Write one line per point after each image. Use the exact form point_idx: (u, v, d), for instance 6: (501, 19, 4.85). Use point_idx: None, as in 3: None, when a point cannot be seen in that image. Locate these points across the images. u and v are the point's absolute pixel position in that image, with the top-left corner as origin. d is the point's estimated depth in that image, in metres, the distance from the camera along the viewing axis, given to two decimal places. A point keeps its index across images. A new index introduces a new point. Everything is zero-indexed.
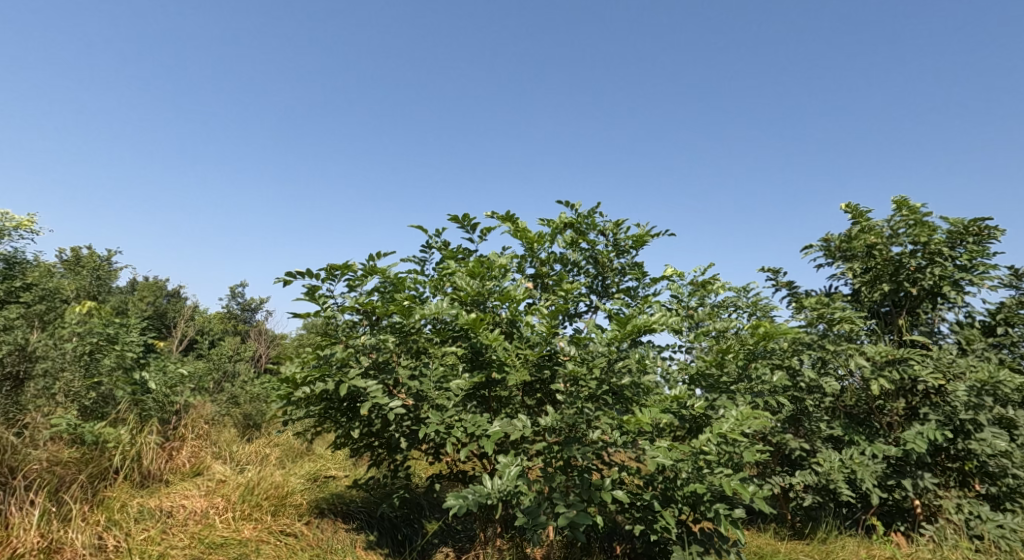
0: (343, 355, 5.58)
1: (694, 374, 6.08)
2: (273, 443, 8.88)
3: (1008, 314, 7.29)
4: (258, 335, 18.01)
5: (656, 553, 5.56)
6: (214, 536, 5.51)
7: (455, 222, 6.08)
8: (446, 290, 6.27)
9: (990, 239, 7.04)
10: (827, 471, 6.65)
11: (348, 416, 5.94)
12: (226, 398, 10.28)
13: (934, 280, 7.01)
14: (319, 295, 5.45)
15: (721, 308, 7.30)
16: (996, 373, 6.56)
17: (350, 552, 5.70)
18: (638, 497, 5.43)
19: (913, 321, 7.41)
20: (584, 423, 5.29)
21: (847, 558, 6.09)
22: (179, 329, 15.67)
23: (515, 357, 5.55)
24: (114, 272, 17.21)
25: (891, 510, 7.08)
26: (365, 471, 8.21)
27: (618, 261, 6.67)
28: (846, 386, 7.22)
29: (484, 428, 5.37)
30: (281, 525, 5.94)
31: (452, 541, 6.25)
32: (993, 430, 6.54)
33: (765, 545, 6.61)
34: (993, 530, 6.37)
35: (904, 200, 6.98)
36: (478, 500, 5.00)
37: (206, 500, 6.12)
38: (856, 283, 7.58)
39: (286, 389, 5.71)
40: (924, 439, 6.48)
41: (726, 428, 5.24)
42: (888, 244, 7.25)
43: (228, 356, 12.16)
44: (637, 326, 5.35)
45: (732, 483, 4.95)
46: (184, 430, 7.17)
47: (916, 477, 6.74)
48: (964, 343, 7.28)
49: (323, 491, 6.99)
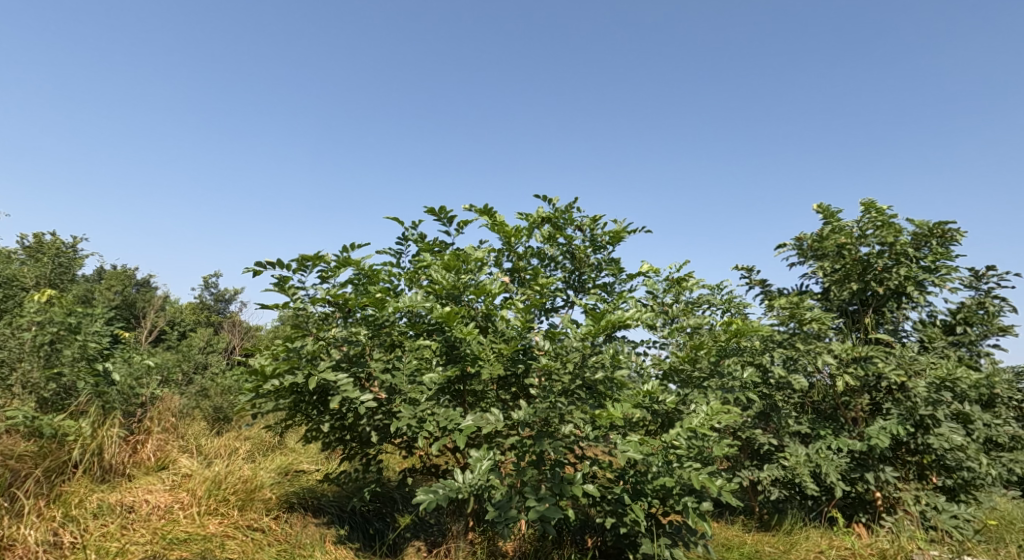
0: (314, 348, 5.55)
1: (666, 369, 6.14)
2: (244, 436, 8.77)
3: (968, 314, 7.48)
4: (231, 327, 17.71)
5: (624, 546, 5.59)
6: (177, 532, 5.42)
7: (431, 215, 6.04)
8: (421, 283, 6.23)
9: (953, 241, 7.25)
10: (794, 465, 6.76)
11: (318, 409, 5.87)
12: (195, 391, 10.10)
13: (900, 280, 7.16)
14: (289, 285, 5.36)
15: (696, 305, 7.37)
16: (954, 370, 6.73)
17: (319, 547, 5.63)
18: (608, 490, 5.45)
19: (878, 320, 7.57)
20: (556, 418, 5.27)
21: (809, 550, 6.20)
22: (147, 319, 15.29)
23: (490, 351, 5.58)
24: (78, 260, 16.70)
25: (853, 502, 7.22)
26: (339, 465, 8.15)
27: (595, 256, 6.69)
28: (814, 382, 7.36)
29: (457, 421, 5.37)
30: (248, 520, 5.87)
31: (425, 535, 6.19)
32: (950, 425, 6.69)
33: (733, 537, 6.71)
34: (948, 521, 6.62)
35: (872, 201, 7.11)
36: (448, 494, 5.00)
37: (170, 494, 6.01)
38: (826, 282, 7.72)
39: (254, 381, 5.58)
40: (888, 435, 6.59)
41: (696, 423, 5.31)
42: (857, 244, 7.37)
43: (199, 347, 11.92)
44: (612, 321, 5.37)
45: (701, 478, 5.01)
46: (149, 423, 6.99)
47: (878, 470, 6.88)
48: (925, 342, 7.46)
49: (294, 485, 6.91)
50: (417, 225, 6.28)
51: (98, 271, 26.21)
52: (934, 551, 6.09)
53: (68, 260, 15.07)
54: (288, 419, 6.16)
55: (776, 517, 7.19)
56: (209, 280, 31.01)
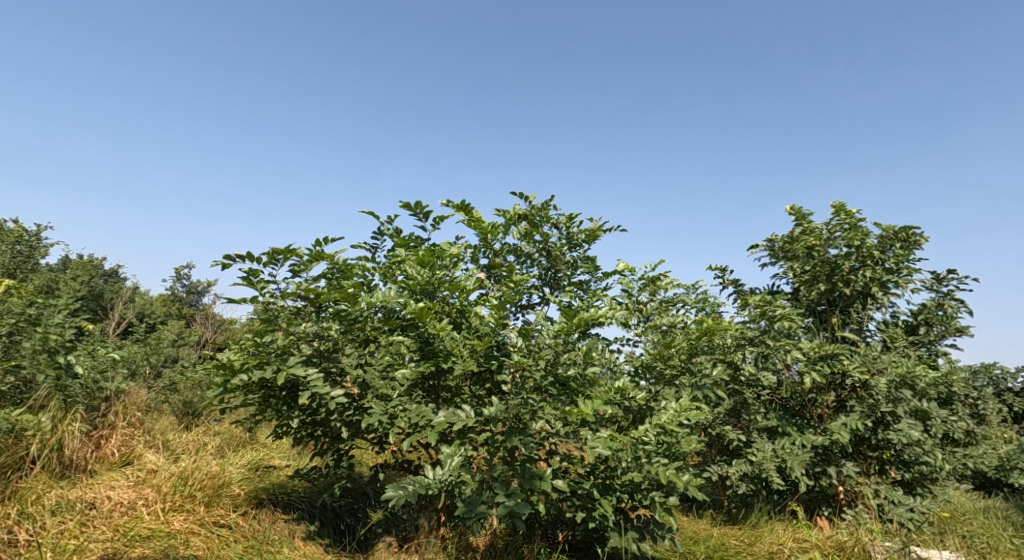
0: (283, 344, 5.52)
1: (638, 366, 6.22)
2: (214, 431, 8.65)
3: (929, 315, 7.74)
4: (204, 319, 17.44)
5: (593, 540, 5.64)
6: (139, 529, 5.33)
7: (406, 210, 6.03)
8: (396, 278, 6.20)
9: (916, 244, 7.49)
10: (761, 460, 6.92)
11: (288, 405, 5.80)
12: (163, 385, 9.96)
13: (865, 282, 7.36)
14: (259, 279, 5.32)
15: (670, 304, 7.47)
16: (913, 368, 6.94)
17: (286, 544, 5.62)
18: (577, 485, 5.47)
19: (844, 320, 7.77)
20: (528, 414, 5.32)
21: (771, 543, 6.33)
22: (116, 310, 14.96)
23: (463, 347, 5.55)
24: (42, 247, 16.27)
25: (817, 496, 7.38)
26: (310, 460, 8.11)
27: (571, 254, 6.72)
28: (783, 380, 7.53)
29: (428, 418, 5.34)
30: (215, 516, 5.79)
31: (397, 531, 6.12)
32: (909, 421, 6.88)
33: (701, 530, 6.82)
34: (904, 514, 6.81)
35: (842, 205, 7.27)
36: (418, 491, 5.02)
37: (134, 491, 5.91)
38: (796, 282, 7.89)
39: (222, 376, 5.53)
40: (848, 430, 6.81)
41: (664, 420, 5.41)
42: (826, 246, 7.54)
43: (169, 340, 11.72)
44: (584, 318, 5.45)
45: (668, 472, 5.09)
46: (114, 417, 6.85)
47: (840, 465, 7.07)
48: (888, 341, 7.66)
49: (264, 480, 6.84)
50: (392, 220, 6.26)
51: (64, 261, 25.55)
52: (889, 543, 6.25)
53: (26, 248, 14.68)
54: (257, 415, 6.12)
55: (743, 511, 7.34)
56: (181, 271, 30.45)
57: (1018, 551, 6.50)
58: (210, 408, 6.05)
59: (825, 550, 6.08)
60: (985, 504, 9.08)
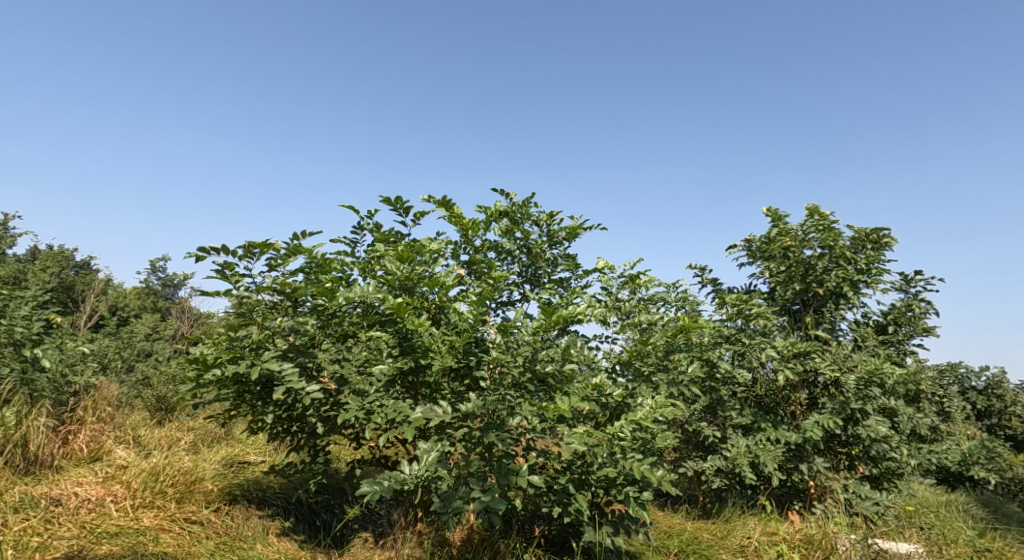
0: (258, 338, 5.49)
1: (616, 363, 6.24)
2: (188, 427, 8.52)
3: (898, 315, 7.94)
4: (180, 314, 17.22)
5: (569, 534, 5.74)
6: (107, 525, 5.24)
7: (386, 205, 6.01)
8: (375, 273, 6.17)
9: (887, 246, 7.63)
10: (734, 455, 7.06)
11: (263, 401, 5.77)
12: (135, 380, 9.83)
13: (838, 282, 7.51)
14: (234, 273, 5.28)
15: (650, 302, 7.57)
16: (883, 366, 7.08)
17: (260, 541, 5.57)
18: (553, 481, 5.45)
19: (818, 319, 7.92)
20: (505, 410, 5.31)
21: (742, 537, 6.46)
22: (87, 304, 14.66)
23: (441, 343, 5.53)
24: (10, 238, 15.88)
25: (788, 491, 7.58)
26: (286, 456, 8.04)
27: (551, 251, 6.74)
28: (757, 378, 7.65)
29: (405, 414, 5.31)
30: (186, 513, 5.71)
31: (373, 527, 6.14)
32: (877, 417, 7.05)
33: (675, 524, 6.91)
34: (870, 508, 6.98)
35: (816, 207, 7.40)
36: (393, 486, 5.02)
37: (103, 487, 5.80)
38: (772, 282, 8.04)
39: (195, 370, 5.46)
40: (821, 428, 6.94)
41: (640, 416, 5.46)
42: (800, 247, 7.67)
43: (142, 335, 11.55)
44: (562, 315, 5.52)
45: (642, 467, 5.17)
46: (83, 413, 6.75)
47: (812, 461, 7.19)
48: (859, 341, 7.82)
49: (238, 477, 6.75)
50: (372, 215, 6.24)
51: (34, 251, 24.99)
52: (855, 535, 6.38)
53: None
54: (232, 410, 6.04)
55: (716, 506, 7.45)
56: (157, 264, 29.92)
57: (975, 543, 6.71)
58: (184, 403, 5.97)
59: (793, 543, 6.19)
60: (947, 497, 9.32)
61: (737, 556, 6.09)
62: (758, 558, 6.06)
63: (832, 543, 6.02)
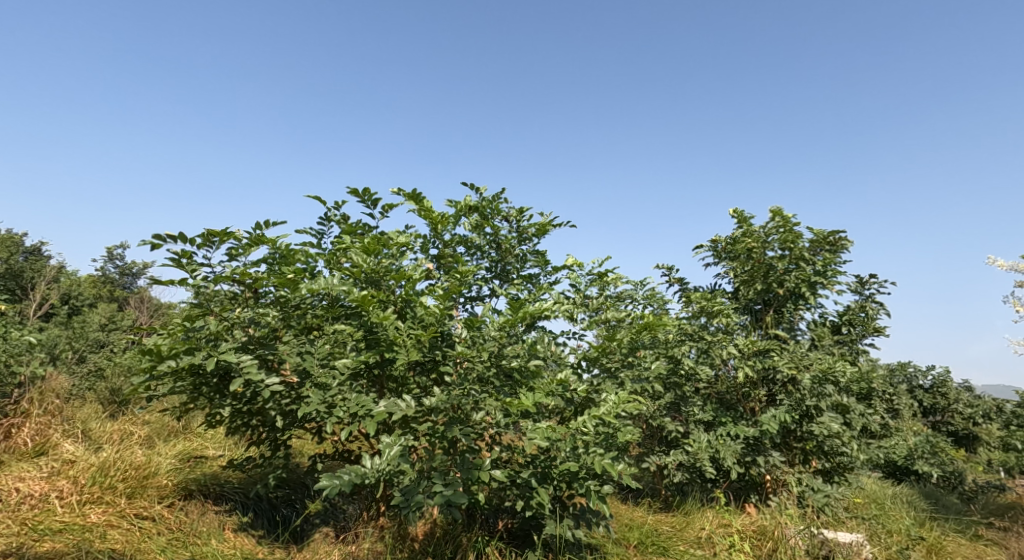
0: (216, 329, 5.40)
1: (582, 359, 6.34)
2: (142, 421, 8.25)
3: (851, 316, 8.30)
4: (139, 305, 16.70)
5: (530, 528, 5.81)
6: (51, 522, 5.15)
7: (354, 197, 5.97)
8: (340, 265, 6.12)
9: (843, 249, 7.96)
10: (696, 450, 7.29)
11: (220, 394, 5.69)
12: (87, 372, 9.49)
13: (796, 282, 7.81)
14: (191, 262, 5.19)
15: (618, 300, 7.74)
16: (835, 365, 7.37)
17: (215, 536, 5.51)
18: (516, 475, 5.57)
19: (778, 319, 8.22)
20: (468, 404, 5.39)
21: (699, 529, 6.70)
22: (39, 293, 14.10)
23: (406, 337, 5.50)
24: None
25: (745, 484, 7.80)
26: (246, 450, 7.86)
27: (520, 247, 6.80)
28: (719, 374, 7.93)
29: (368, 408, 5.30)
30: (137, 508, 5.61)
31: (334, 521, 6.15)
32: (831, 414, 7.37)
33: (636, 517, 7.08)
34: (820, 499, 7.31)
35: (779, 210, 7.67)
36: (352, 480, 4.99)
37: (47, 482, 5.67)
38: (735, 282, 8.31)
39: (149, 362, 5.34)
40: (777, 422, 7.21)
41: (602, 411, 5.58)
42: (763, 248, 7.94)
43: (97, 327, 11.17)
44: (529, 311, 5.61)
45: (604, 462, 5.26)
46: (28, 405, 6.55)
47: (768, 454, 7.47)
48: (816, 340, 8.16)
49: (195, 471, 6.57)
50: (340, 206, 6.18)
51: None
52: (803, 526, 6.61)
53: None
54: (188, 403, 5.93)
55: (677, 499, 7.66)
56: (112, 251, 28.85)
57: (911, 532, 7.16)
58: (138, 396, 5.85)
59: (745, 534, 6.45)
60: (892, 490, 9.82)
61: (694, 547, 6.33)
62: (712, 548, 6.29)
63: (780, 534, 6.18)
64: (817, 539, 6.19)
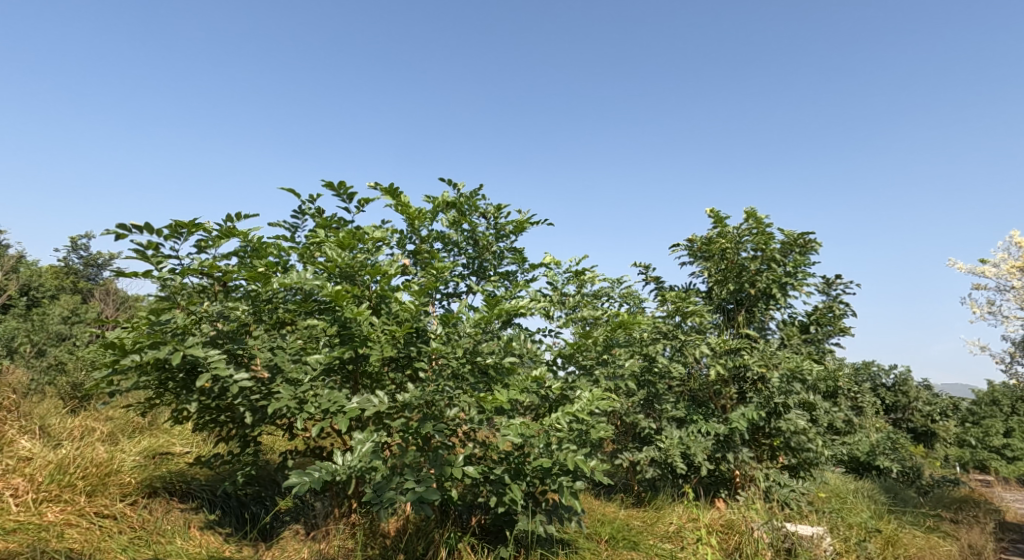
0: (183, 323, 5.23)
1: (558, 356, 6.38)
2: (105, 416, 7.99)
3: (818, 316, 8.54)
4: (105, 296, 16.21)
5: (503, 524, 5.81)
6: (5, 521, 4.98)
7: (329, 190, 5.91)
8: (314, 259, 6.03)
9: (812, 250, 8.19)
10: (667, 446, 7.44)
11: (187, 389, 5.54)
12: (47, 366, 9.13)
13: (767, 283, 8.01)
14: (157, 254, 5.06)
15: (595, 298, 7.82)
16: (802, 363, 7.57)
17: (180, 535, 5.44)
18: (489, 471, 5.59)
19: (749, 318, 8.41)
20: (443, 401, 5.36)
21: (669, 524, 6.85)
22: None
23: (381, 333, 5.44)
24: None
25: (715, 479, 8.02)
26: (214, 447, 7.72)
27: (497, 244, 6.82)
28: (691, 372, 8.09)
29: (340, 404, 5.23)
30: (98, 507, 5.47)
31: (305, 518, 6.08)
32: (797, 411, 7.57)
33: (609, 512, 7.18)
34: (784, 493, 7.52)
35: (754, 211, 7.84)
36: (323, 478, 4.94)
37: (2, 480, 5.46)
38: (709, 281, 8.47)
39: (112, 355, 5.18)
40: (746, 420, 7.38)
41: (576, 408, 5.62)
42: (736, 249, 8.11)
43: (58, 319, 10.77)
44: (505, 308, 5.62)
45: (576, 458, 5.30)
46: None
47: (737, 450, 7.65)
48: (784, 339, 8.39)
49: (160, 468, 6.41)
50: (316, 199, 6.10)
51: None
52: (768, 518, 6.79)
53: None
54: (153, 398, 5.78)
55: (649, 494, 7.81)
56: (73, 240, 27.87)
57: (868, 525, 7.42)
58: (100, 391, 5.68)
59: (712, 528, 6.60)
60: (854, 485, 10.16)
61: (663, 541, 6.46)
62: (681, 541, 6.44)
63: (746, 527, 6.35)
64: (781, 531, 6.38)
